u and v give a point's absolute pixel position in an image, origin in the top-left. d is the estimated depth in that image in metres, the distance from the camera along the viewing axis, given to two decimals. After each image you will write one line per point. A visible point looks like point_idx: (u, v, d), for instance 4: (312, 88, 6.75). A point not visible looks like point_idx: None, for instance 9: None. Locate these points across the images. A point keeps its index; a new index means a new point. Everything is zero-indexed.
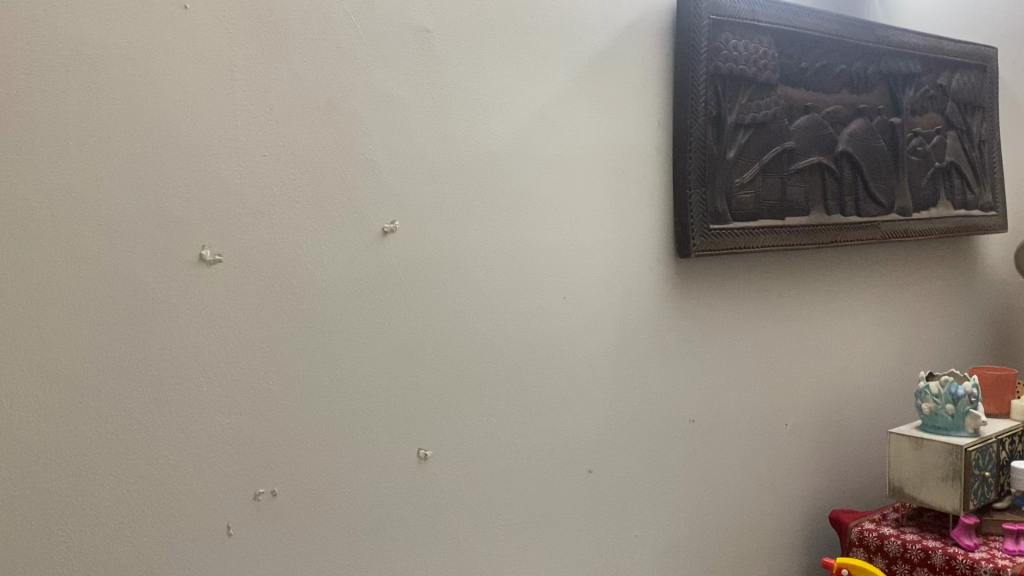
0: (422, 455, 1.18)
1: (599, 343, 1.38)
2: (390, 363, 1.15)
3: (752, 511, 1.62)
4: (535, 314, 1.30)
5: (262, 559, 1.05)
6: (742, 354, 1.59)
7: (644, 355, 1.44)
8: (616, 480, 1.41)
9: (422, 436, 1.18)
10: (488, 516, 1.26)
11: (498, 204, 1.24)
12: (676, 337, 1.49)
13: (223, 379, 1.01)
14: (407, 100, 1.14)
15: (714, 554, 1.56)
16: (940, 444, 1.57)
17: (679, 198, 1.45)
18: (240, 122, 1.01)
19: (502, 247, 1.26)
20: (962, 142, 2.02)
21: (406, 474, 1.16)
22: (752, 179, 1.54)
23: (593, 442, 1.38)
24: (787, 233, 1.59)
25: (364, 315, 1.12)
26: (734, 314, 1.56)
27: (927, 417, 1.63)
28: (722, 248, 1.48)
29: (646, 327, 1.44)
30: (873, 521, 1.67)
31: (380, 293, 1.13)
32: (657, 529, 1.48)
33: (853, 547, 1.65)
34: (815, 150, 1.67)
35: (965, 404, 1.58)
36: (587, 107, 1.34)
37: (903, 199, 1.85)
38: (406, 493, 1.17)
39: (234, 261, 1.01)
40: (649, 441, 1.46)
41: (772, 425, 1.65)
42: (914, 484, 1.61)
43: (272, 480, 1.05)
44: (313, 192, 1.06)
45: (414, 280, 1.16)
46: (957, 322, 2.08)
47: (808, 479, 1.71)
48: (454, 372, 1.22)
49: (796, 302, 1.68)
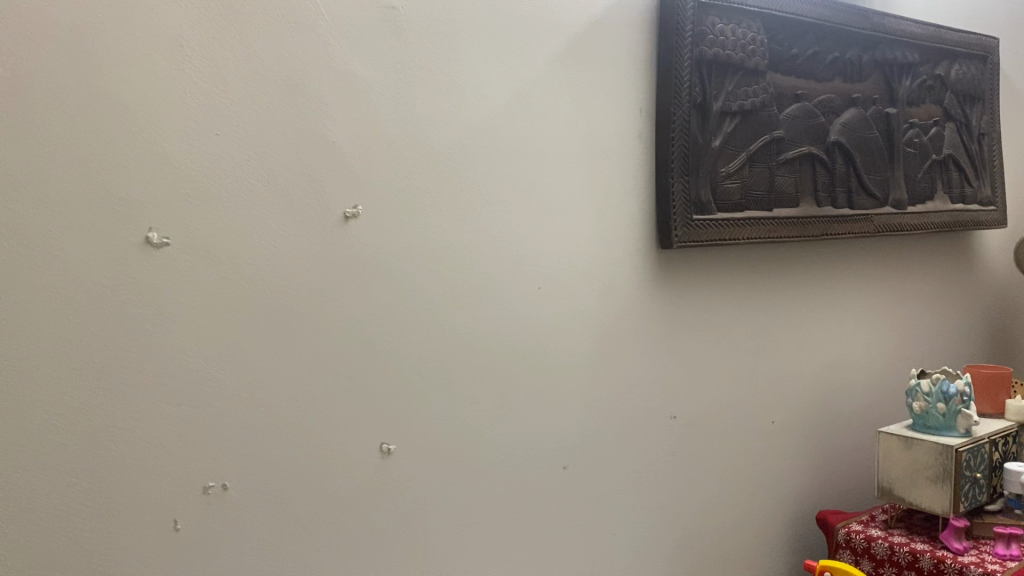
0: (385, 450, 1.13)
1: (578, 336, 1.34)
2: (354, 354, 1.10)
3: (735, 511, 1.57)
4: (509, 305, 1.25)
5: (212, 555, 1.01)
6: (728, 350, 1.54)
7: (624, 349, 1.40)
8: (593, 478, 1.37)
9: (387, 429, 1.14)
10: (458, 514, 1.21)
11: (470, 191, 1.20)
12: (658, 331, 1.44)
13: (171, 368, 0.97)
14: (373, 80, 1.09)
15: (695, 555, 1.52)
16: (929, 444, 1.52)
17: (662, 187, 1.40)
18: (191, 101, 0.97)
19: (474, 236, 1.21)
20: (960, 134, 1.96)
21: (369, 469, 1.12)
22: (738, 169, 1.50)
23: (570, 438, 1.34)
24: (774, 225, 1.55)
25: (324, 304, 1.07)
26: (718, 307, 1.52)
27: (917, 416, 1.58)
28: (706, 239, 1.44)
29: (626, 320, 1.40)
30: (861, 523, 1.62)
31: (343, 281, 1.09)
32: (637, 528, 1.43)
33: (840, 549, 1.61)
34: (806, 140, 1.62)
35: (957, 403, 1.53)
36: (564, 92, 1.30)
37: (898, 192, 1.80)
38: (368, 489, 1.12)
39: (184, 245, 0.97)
40: (630, 438, 1.41)
41: (760, 423, 1.60)
42: (903, 485, 1.56)
43: (223, 473, 1.01)
44: (269, 173, 1.02)
45: (379, 269, 1.12)
46: (954, 318, 2.03)
47: (795, 479, 1.67)
48: (424, 365, 1.17)
49: (784, 296, 1.63)
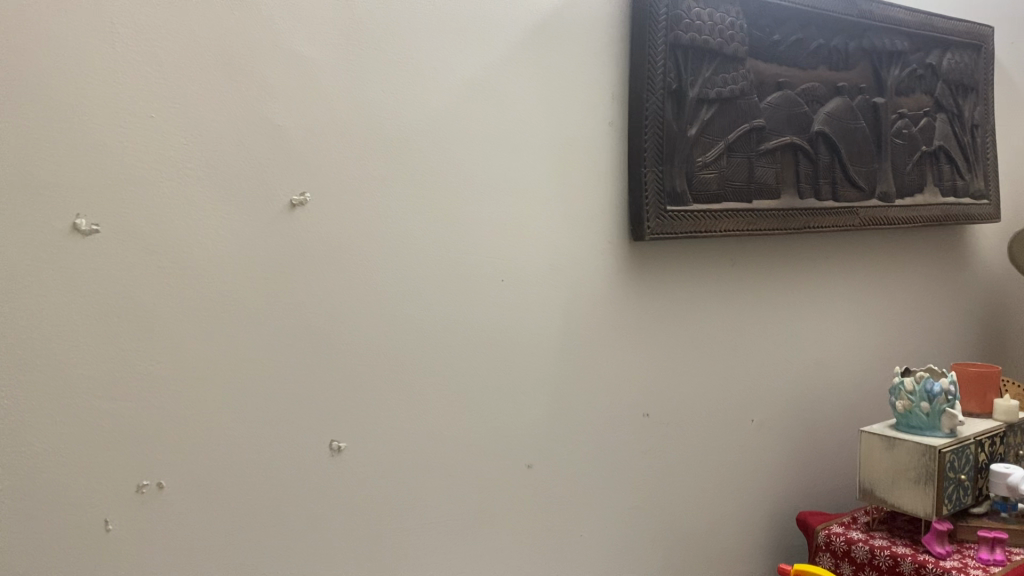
0: (335, 447, 1.09)
1: (543, 331, 1.29)
2: (302, 348, 1.06)
3: (711, 511, 1.53)
4: (471, 298, 1.21)
5: (146, 557, 0.96)
6: (704, 345, 1.49)
7: (594, 344, 1.35)
8: (560, 478, 1.32)
9: (336, 426, 1.09)
10: (415, 515, 1.17)
11: (429, 179, 1.15)
12: (629, 326, 1.39)
13: (102, 361, 0.93)
14: (321, 63, 1.05)
15: (669, 557, 1.47)
16: (912, 444, 1.47)
17: (634, 177, 1.36)
18: (124, 82, 0.92)
19: (434, 226, 1.16)
20: (952, 125, 1.91)
21: (317, 468, 1.08)
22: (716, 159, 1.44)
23: (535, 436, 1.29)
24: (753, 217, 1.50)
25: (269, 295, 1.03)
26: (693, 302, 1.47)
27: (900, 415, 1.53)
28: (680, 231, 1.39)
29: (596, 314, 1.35)
30: (841, 525, 1.57)
31: (289, 270, 1.04)
32: (606, 530, 1.39)
33: (820, 552, 1.56)
34: (788, 130, 1.56)
35: (941, 402, 1.48)
36: (529, 77, 1.25)
37: (885, 184, 1.74)
38: (316, 488, 1.08)
39: (115, 233, 0.93)
40: (599, 435, 1.37)
41: (737, 422, 1.55)
42: (885, 486, 1.51)
43: (158, 471, 0.97)
44: (208, 158, 0.97)
45: (330, 260, 1.07)
46: (943, 315, 1.97)
47: (774, 479, 1.62)
48: (377, 360, 1.12)
49: (764, 291, 1.58)
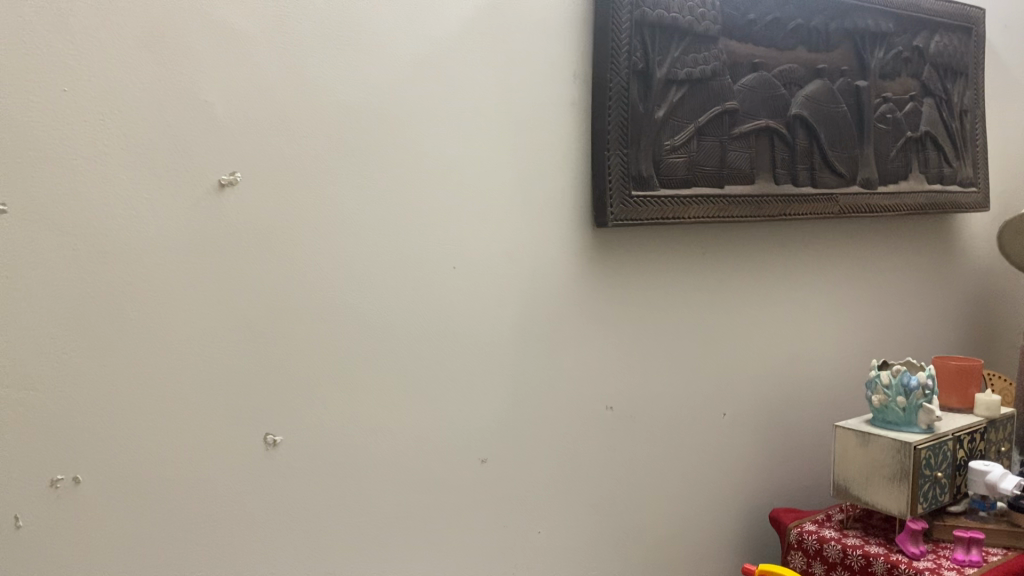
0: (270, 441, 1.04)
1: (498, 320, 1.24)
2: (234, 336, 1.01)
3: (677, 508, 1.48)
4: (419, 285, 1.15)
5: (60, 554, 0.92)
6: (670, 336, 1.44)
7: (553, 335, 1.30)
8: (515, 474, 1.27)
9: (271, 419, 1.04)
10: (357, 511, 1.12)
11: (373, 160, 1.10)
12: (591, 316, 1.34)
13: (11, 349, 0.88)
14: (254, 35, 0.99)
15: (631, 556, 1.42)
16: (887, 440, 1.41)
17: (597, 160, 1.30)
18: (38, 52, 0.88)
19: (379, 210, 1.11)
20: (940, 110, 1.84)
21: (249, 462, 1.03)
22: (685, 142, 1.39)
23: (488, 430, 1.24)
24: (725, 203, 1.44)
25: (197, 281, 0.98)
26: (660, 291, 1.42)
27: (876, 410, 1.48)
28: (646, 218, 1.33)
29: (555, 304, 1.30)
30: (815, 522, 1.52)
31: (218, 256, 0.99)
32: (565, 527, 1.34)
33: (791, 550, 1.51)
34: (763, 113, 1.50)
35: (918, 397, 1.43)
36: (483, 54, 1.19)
37: (867, 171, 1.68)
38: (249, 484, 1.03)
39: (24, 214, 0.88)
40: (558, 429, 1.32)
41: (706, 416, 1.50)
42: (859, 483, 1.46)
43: (74, 465, 0.93)
44: (125, 136, 0.93)
45: (264, 244, 1.02)
46: (928, 307, 1.91)
47: (745, 476, 1.57)
48: (317, 350, 1.07)
49: (735, 280, 1.53)
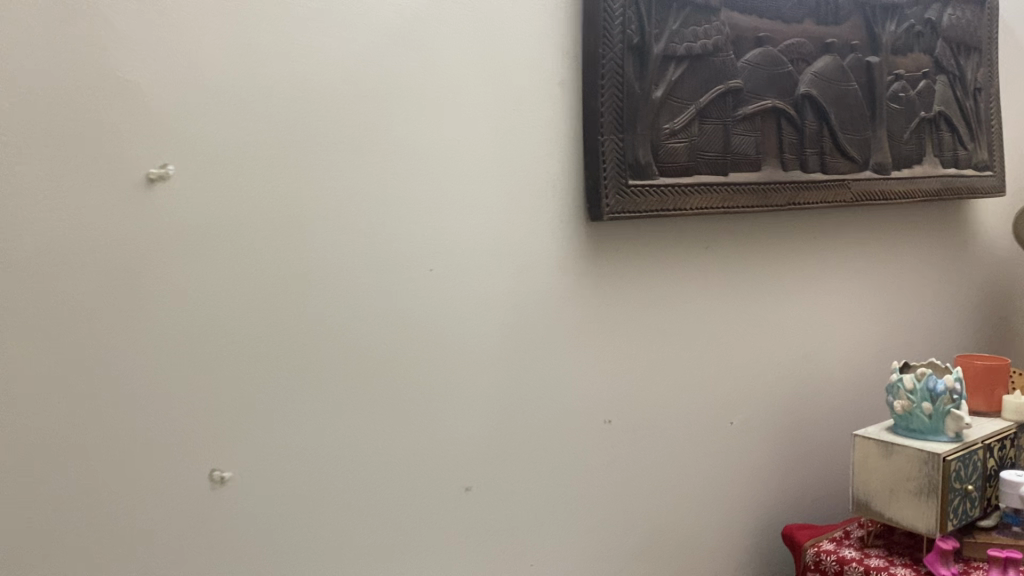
0: (217, 478, 0.91)
1: (481, 328, 1.10)
2: (172, 359, 0.88)
3: (681, 530, 1.35)
4: (388, 291, 1.02)
5: None
6: (674, 340, 1.31)
7: (546, 343, 1.16)
8: (504, 500, 1.14)
9: (217, 451, 0.91)
10: (322, 553, 0.99)
11: (331, 149, 0.96)
12: (588, 319, 1.20)
13: None
14: (185, 6, 0.86)
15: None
16: (913, 451, 1.28)
17: (590, 146, 1.16)
18: None
19: (341, 209, 0.97)
20: (954, 89, 1.71)
21: (192, 501, 0.90)
22: (687, 125, 1.24)
23: (472, 452, 1.11)
24: (731, 191, 1.30)
25: (123, 293, 0.85)
26: (661, 291, 1.28)
27: (898, 417, 1.35)
28: (645, 210, 1.19)
29: (545, 309, 1.16)
30: (833, 541, 1.39)
31: (147, 263, 0.86)
32: (561, 556, 1.21)
33: (808, 572, 1.37)
34: (770, 91, 1.36)
35: (946, 403, 1.29)
36: (459, 27, 1.05)
37: (879, 154, 1.55)
38: (192, 526, 0.91)
39: None
40: (552, 449, 1.18)
41: (711, 427, 1.37)
42: (882, 498, 1.32)
43: None
44: (32, 123, 0.80)
45: (206, 252, 0.89)
46: (942, 300, 1.79)
47: (754, 490, 1.44)
48: (271, 371, 0.94)
49: (742, 277, 1.39)
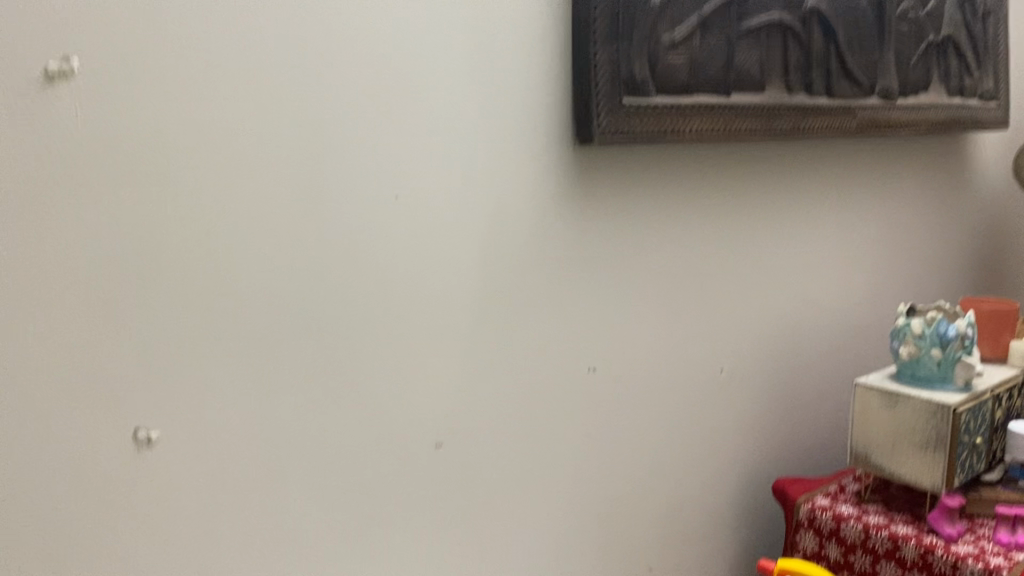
0: (141, 439, 0.78)
1: (452, 265, 0.96)
2: (83, 298, 0.74)
3: (664, 487, 1.24)
4: (344, 220, 0.87)
5: None
6: (664, 280, 1.18)
7: (525, 282, 1.03)
8: (476, 458, 1.02)
9: (140, 409, 0.78)
10: (266, 522, 0.86)
11: (273, 50, 0.81)
12: (572, 256, 1.07)
13: None
14: None
15: (610, 546, 1.19)
16: (920, 402, 1.18)
17: (580, 58, 1.00)
18: None
19: (288, 124, 0.83)
20: (964, 10, 1.58)
21: (112, 466, 0.77)
22: (687, 37, 1.10)
23: (442, 405, 0.98)
24: (732, 115, 1.16)
25: (16, 215, 0.70)
26: (653, 225, 1.15)
27: (903, 364, 1.24)
28: (641, 132, 1.05)
29: (526, 244, 1.02)
30: (828, 496, 1.29)
31: (47, 179, 0.71)
32: (538, 516, 1.10)
33: (800, 530, 1.28)
34: (776, 3, 1.22)
35: (957, 349, 1.20)
36: None
37: (886, 79, 1.42)
38: (112, 494, 0.77)
39: None
40: (530, 401, 1.06)
41: (699, 375, 1.26)
42: (884, 452, 1.23)
43: None
44: None
45: (122, 172, 0.75)
46: (937, 241, 1.69)
47: (742, 442, 1.34)
48: (204, 312, 0.80)
49: (738, 211, 1.27)
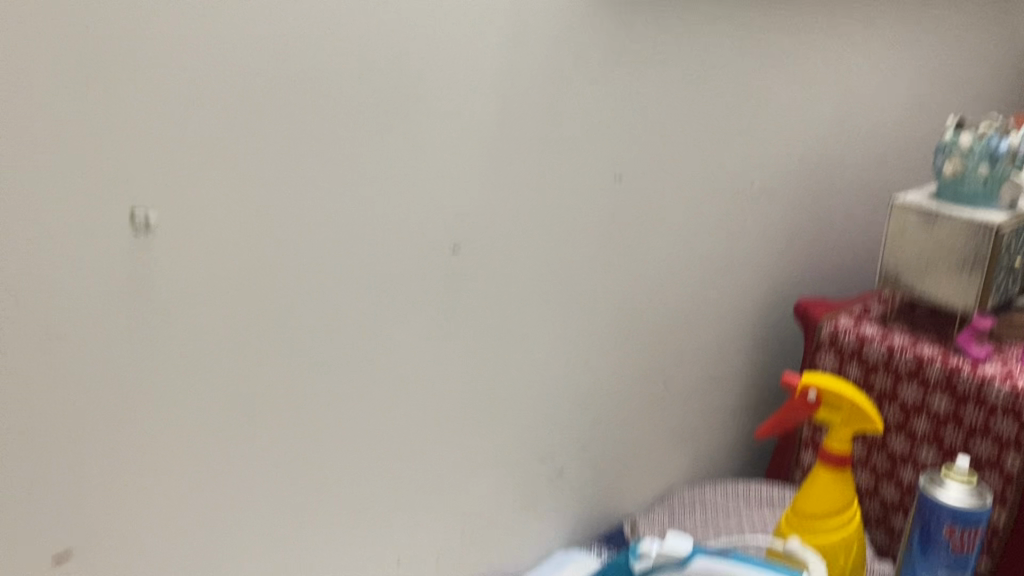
0: (139, 221, 0.70)
1: (475, 53, 0.88)
2: (64, 55, 0.64)
3: (684, 303, 1.21)
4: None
5: None
6: (700, 84, 1.10)
7: (551, 77, 0.94)
8: (498, 265, 0.97)
9: (138, 189, 0.69)
10: (282, 322, 0.80)
11: None
12: (604, 51, 0.98)
13: None
14: None
15: (622, 357, 1.16)
16: (962, 221, 1.13)
17: None
18: None
19: None
20: None
21: (110, 251, 0.69)
22: None
23: (464, 208, 0.92)
24: None
25: None
26: (692, 21, 1.05)
27: (946, 182, 1.17)
28: None
29: (554, 34, 0.93)
30: (850, 316, 1.26)
31: None
32: (557, 327, 1.06)
33: (820, 349, 1.25)
34: None
35: (1006, 165, 1.13)
36: None
37: None
38: (113, 283, 0.70)
39: None
40: (554, 208, 1.00)
41: (729, 190, 1.19)
42: (915, 271, 1.19)
43: None
44: None
45: None
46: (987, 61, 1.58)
47: (766, 262, 1.30)
48: (205, 83, 0.71)
49: (785, 12, 1.16)
